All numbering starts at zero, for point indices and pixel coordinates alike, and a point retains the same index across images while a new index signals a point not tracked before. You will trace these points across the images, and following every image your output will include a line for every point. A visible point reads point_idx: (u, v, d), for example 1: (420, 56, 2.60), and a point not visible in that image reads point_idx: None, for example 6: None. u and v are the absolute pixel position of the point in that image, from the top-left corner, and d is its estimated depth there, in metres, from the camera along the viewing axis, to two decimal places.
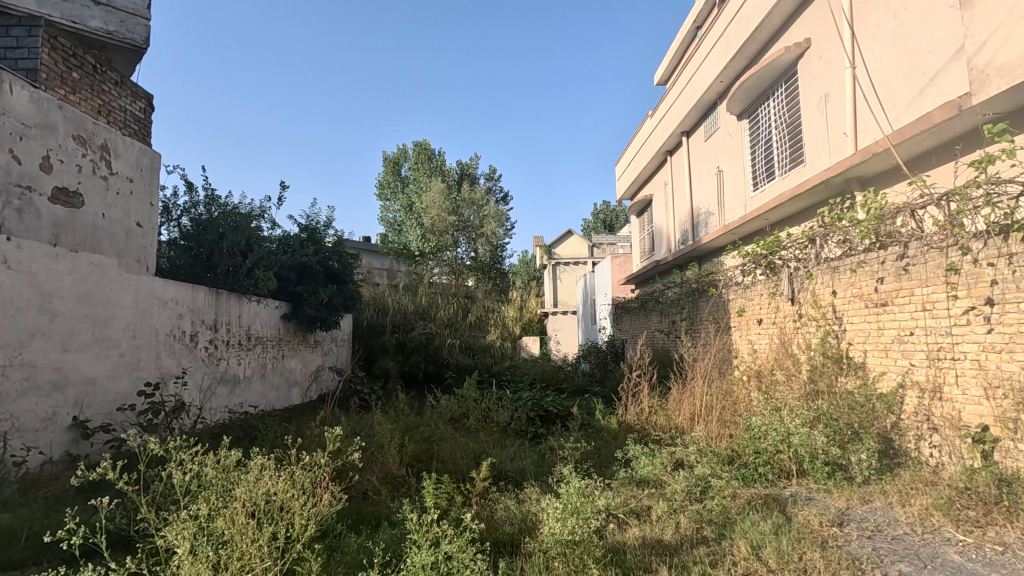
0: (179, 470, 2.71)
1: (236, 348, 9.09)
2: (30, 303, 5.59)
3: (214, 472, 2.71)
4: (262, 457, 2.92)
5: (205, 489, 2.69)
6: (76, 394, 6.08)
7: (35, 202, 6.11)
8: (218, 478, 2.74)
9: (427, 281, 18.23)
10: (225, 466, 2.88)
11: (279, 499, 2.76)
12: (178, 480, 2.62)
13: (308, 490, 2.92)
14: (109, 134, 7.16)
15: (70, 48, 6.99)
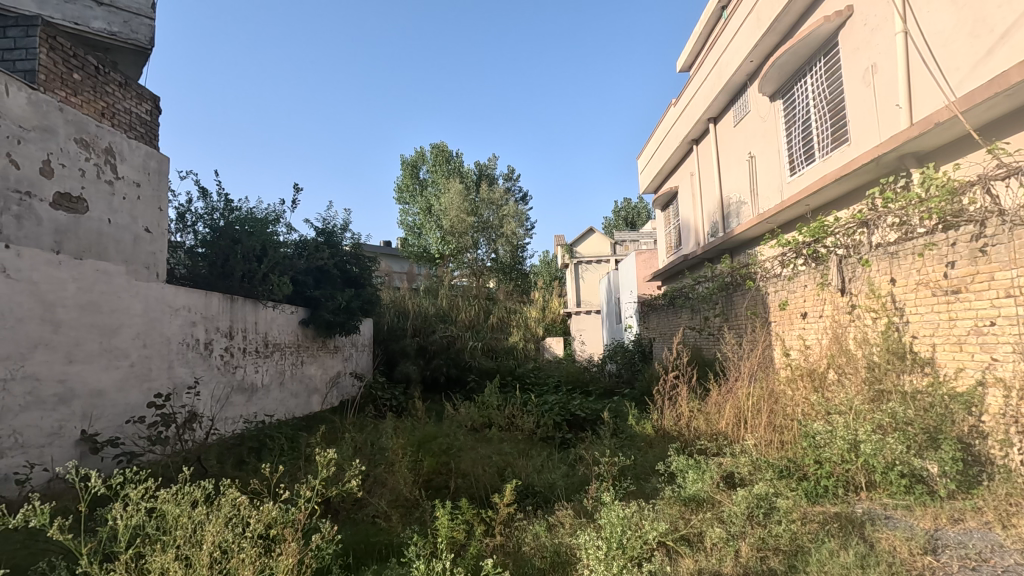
0: (126, 512, 2.40)
1: (252, 355, 8.80)
2: (33, 312, 5.32)
3: (175, 510, 2.39)
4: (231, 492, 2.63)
5: (164, 530, 2.41)
6: (84, 407, 5.80)
7: (36, 208, 5.75)
8: (180, 514, 2.42)
9: (448, 282, 17.89)
10: (192, 501, 2.54)
11: (250, 545, 2.38)
12: (125, 524, 2.33)
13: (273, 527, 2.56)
14: (113, 137, 6.80)
15: (70, 48, 6.79)
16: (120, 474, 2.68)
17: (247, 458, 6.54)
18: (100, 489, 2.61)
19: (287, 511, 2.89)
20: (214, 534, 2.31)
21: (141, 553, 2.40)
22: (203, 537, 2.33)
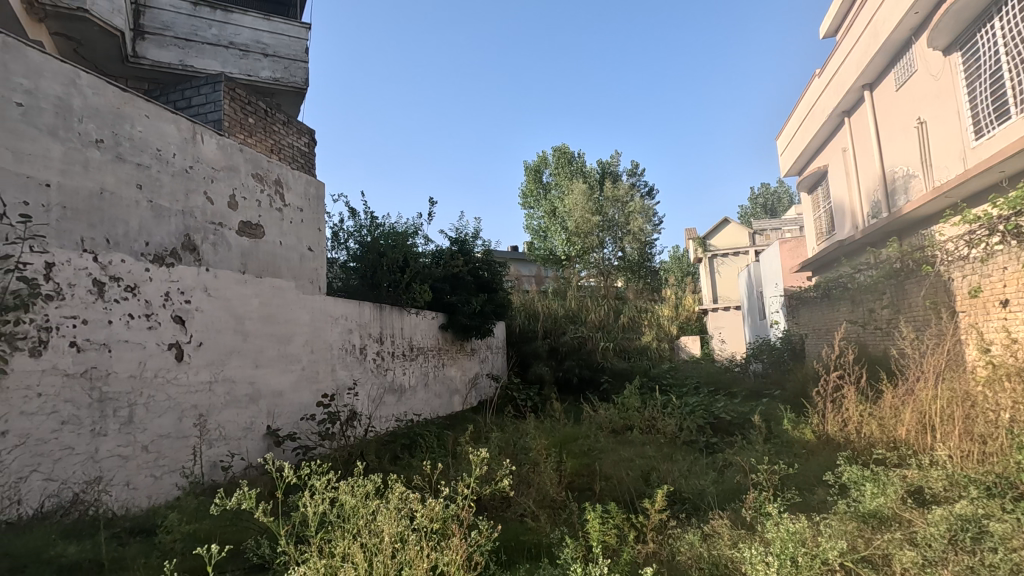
0: (315, 499, 2.71)
1: (400, 359, 9.52)
2: (227, 325, 6.26)
3: (353, 500, 2.66)
4: (400, 485, 2.86)
5: (345, 518, 2.68)
6: (268, 405, 6.69)
7: (227, 236, 6.69)
8: (357, 505, 2.67)
9: (576, 283, 17.84)
10: (365, 493, 2.81)
11: (419, 537, 2.55)
12: (314, 511, 2.64)
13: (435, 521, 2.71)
14: (281, 169, 7.77)
15: (245, 97, 7.94)
16: (305, 466, 3.02)
17: (400, 453, 7.07)
18: (290, 480, 2.96)
19: (448, 506, 3.05)
20: (388, 523, 2.52)
21: (327, 538, 2.69)
22: (377, 526, 2.55)
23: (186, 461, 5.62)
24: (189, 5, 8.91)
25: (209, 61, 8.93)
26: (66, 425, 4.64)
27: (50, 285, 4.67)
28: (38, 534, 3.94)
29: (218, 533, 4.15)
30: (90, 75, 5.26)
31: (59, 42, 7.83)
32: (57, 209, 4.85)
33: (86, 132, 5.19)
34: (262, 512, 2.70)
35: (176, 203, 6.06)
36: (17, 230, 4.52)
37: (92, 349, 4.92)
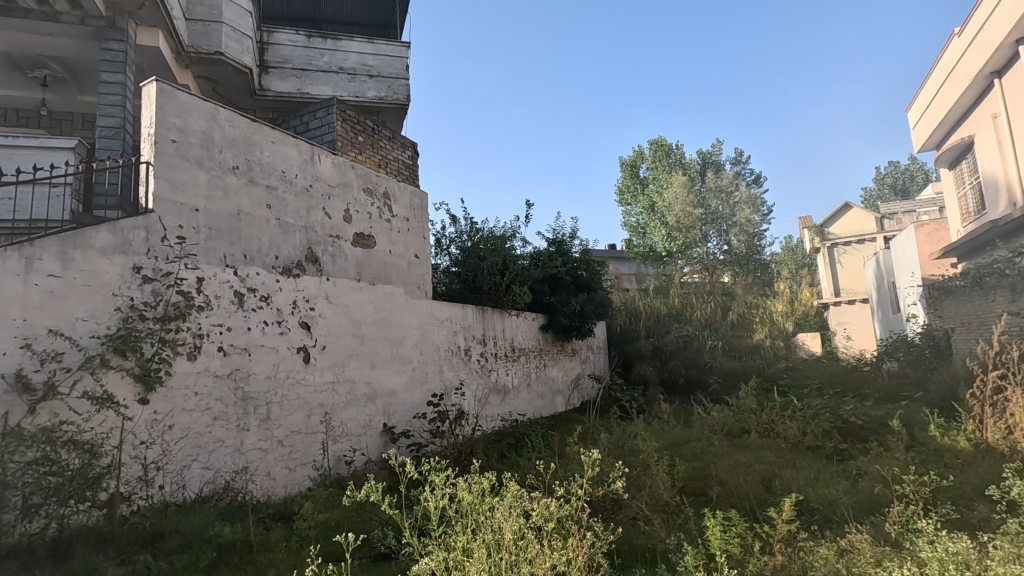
0: (435, 494, 2.85)
1: (503, 360, 9.71)
2: (346, 329, 6.76)
3: (469, 496, 2.76)
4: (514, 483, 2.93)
5: (464, 513, 2.79)
6: (384, 404, 7.12)
7: (343, 247, 7.21)
8: (474, 501, 2.77)
9: (678, 280, 17.15)
10: (481, 489, 2.91)
11: (533, 536, 2.58)
12: (434, 505, 2.76)
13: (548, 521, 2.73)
14: (388, 182, 8.24)
15: (355, 117, 8.55)
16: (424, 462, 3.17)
17: (507, 453, 7.21)
18: (412, 474, 3.13)
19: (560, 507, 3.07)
20: (504, 520, 2.58)
21: (445, 531, 2.81)
22: (494, 522, 2.62)
23: (316, 454, 6.14)
24: (304, 37, 9.82)
25: (322, 87, 9.74)
26: (217, 420, 5.26)
27: (201, 297, 5.33)
28: (200, 516, 4.50)
29: (347, 523, 4.57)
30: (227, 109, 5.93)
31: (203, 83, 9.10)
32: (205, 230, 5.52)
33: (225, 161, 5.87)
34: (388, 504, 2.88)
35: (300, 220, 6.64)
36: (176, 251, 5.21)
37: (236, 353, 5.53)
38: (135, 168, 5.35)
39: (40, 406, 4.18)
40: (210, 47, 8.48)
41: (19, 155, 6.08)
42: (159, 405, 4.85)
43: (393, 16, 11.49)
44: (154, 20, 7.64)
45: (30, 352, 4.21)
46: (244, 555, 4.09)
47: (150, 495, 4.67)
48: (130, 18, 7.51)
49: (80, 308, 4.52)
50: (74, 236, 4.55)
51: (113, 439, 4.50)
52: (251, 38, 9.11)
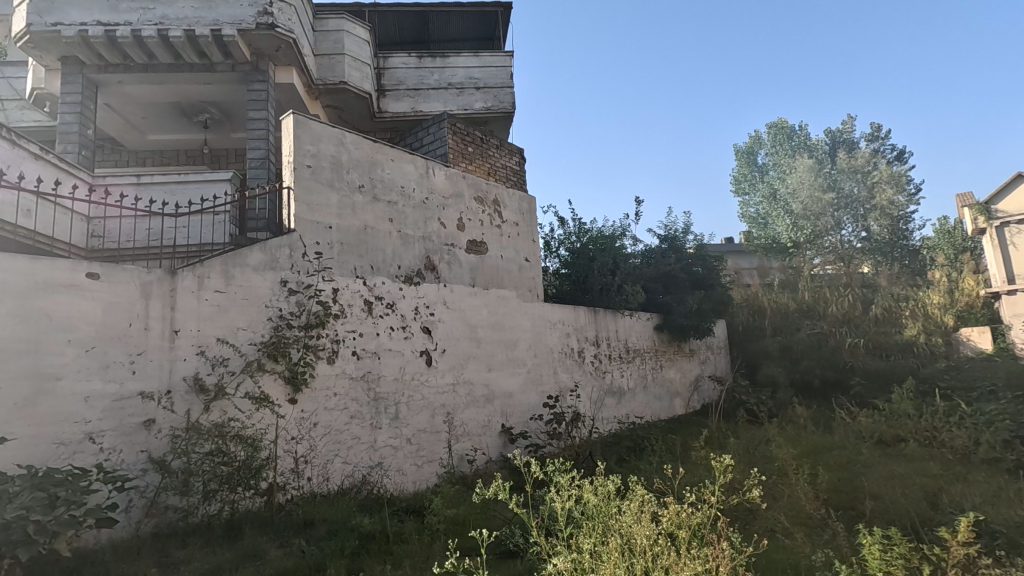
0: (561, 495, 2.88)
1: (617, 361, 9.50)
2: (464, 333, 7.04)
3: (597, 499, 2.76)
4: (640, 487, 2.87)
5: (592, 516, 2.79)
6: (502, 405, 7.30)
7: (458, 255, 7.51)
8: (600, 504, 2.77)
9: (809, 273, 15.70)
10: (608, 493, 2.89)
11: (665, 542, 2.50)
12: (562, 507, 2.78)
13: (679, 528, 2.63)
14: (497, 190, 8.46)
15: (465, 129, 8.95)
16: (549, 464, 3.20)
17: (626, 456, 7.06)
18: (537, 475, 3.17)
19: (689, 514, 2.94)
20: (634, 525, 2.52)
21: (573, 533, 2.82)
22: (623, 527, 2.57)
23: (442, 453, 6.46)
24: (416, 59, 10.45)
25: (433, 103, 10.26)
26: (353, 419, 5.73)
27: (337, 306, 5.84)
28: (343, 507, 4.94)
29: (471, 519, 4.77)
30: (352, 133, 6.46)
31: (330, 111, 10.01)
32: (337, 245, 6.05)
33: (352, 181, 6.40)
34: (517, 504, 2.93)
35: (418, 230, 7.04)
36: (314, 265, 5.78)
37: (367, 356, 5.99)
38: (278, 195, 6.03)
39: (212, 404, 4.82)
40: (336, 78, 9.32)
41: (189, 188, 7.09)
42: (305, 404, 5.39)
43: (496, 27, 11.80)
44: (289, 59, 8.56)
45: (204, 357, 4.88)
46: (382, 544, 4.41)
47: (301, 485, 5.20)
48: (270, 61, 8.50)
49: (240, 319, 5.16)
50: (234, 256, 5.20)
51: (270, 435, 5.07)
52: (369, 65, 9.87)
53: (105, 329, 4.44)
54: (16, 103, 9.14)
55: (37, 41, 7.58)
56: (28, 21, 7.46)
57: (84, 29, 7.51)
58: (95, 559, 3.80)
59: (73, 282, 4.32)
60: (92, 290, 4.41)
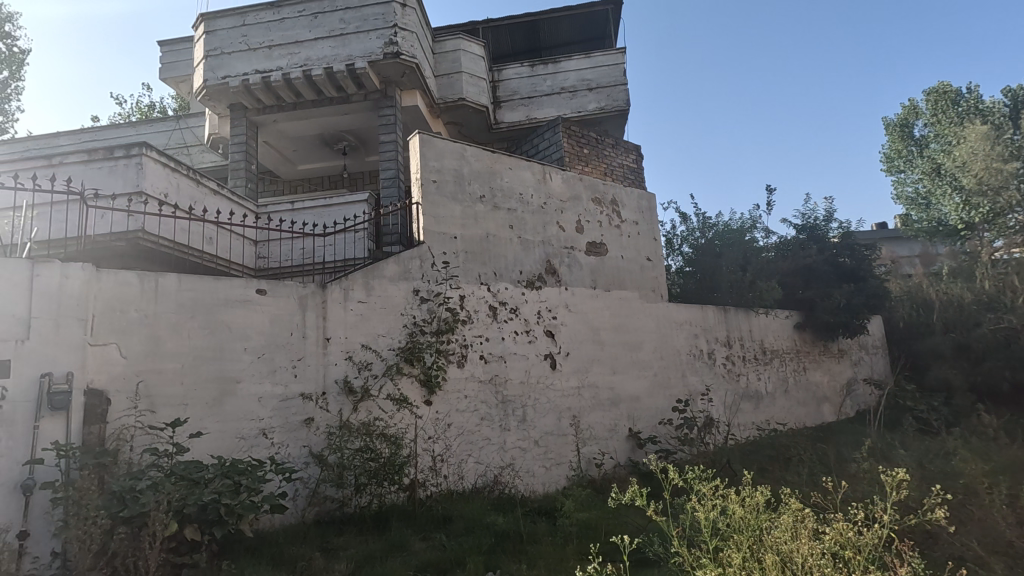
0: (703, 504, 2.76)
1: (753, 363, 8.73)
2: (587, 336, 6.98)
3: (745, 512, 2.61)
4: (795, 500, 2.65)
5: (740, 530, 2.64)
6: (628, 409, 7.09)
7: (577, 258, 7.35)
8: (747, 517, 2.63)
9: (989, 257, 13.33)
10: (756, 505, 2.72)
11: (829, 561, 2.27)
12: (704, 516, 2.66)
13: (846, 549, 2.35)
14: (615, 189, 8.08)
15: (579, 132, 9.57)
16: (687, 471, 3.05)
17: (769, 466, 6.51)
18: (675, 482, 3.05)
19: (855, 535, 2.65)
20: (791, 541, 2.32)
21: (718, 546, 2.69)
22: (777, 543, 2.38)
23: (570, 455, 6.46)
24: (529, 67, 10.67)
25: (547, 109, 10.38)
26: (483, 420, 5.94)
27: (464, 312, 6.11)
28: (479, 505, 5.14)
29: (604, 524, 4.78)
30: (472, 146, 6.73)
31: (451, 128, 10.53)
32: (462, 254, 6.33)
33: (473, 192, 6.67)
34: (655, 511, 2.83)
35: (538, 235, 7.08)
36: (443, 274, 6.11)
37: (494, 360, 6.18)
38: (409, 210, 6.47)
39: (360, 405, 5.28)
40: (455, 95, 9.81)
41: (333, 210, 7.86)
42: (439, 406, 5.70)
43: (607, 26, 11.65)
44: (413, 83, 9.16)
45: (351, 362, 5.37)
46: (517, 543, 4.51)
47: (439, 482, 5.49)
48: (397, 86, 9.19)
49: (380, 327, 5.60)
50: (373, 269, 5.67)
51: (410, 434, 5.43)
52: (485, 80, 10.25)
53: (272, 338, 5.06)
54: (198, 148, 10.77)
55: (212, 93, 8.91)
56: (205, 77, 8.82)
57: (246, 79, 8.69)
58: (271, 540, 4.33)
59: (246, 298, 4.99)
60: (261, 304, 5.05)
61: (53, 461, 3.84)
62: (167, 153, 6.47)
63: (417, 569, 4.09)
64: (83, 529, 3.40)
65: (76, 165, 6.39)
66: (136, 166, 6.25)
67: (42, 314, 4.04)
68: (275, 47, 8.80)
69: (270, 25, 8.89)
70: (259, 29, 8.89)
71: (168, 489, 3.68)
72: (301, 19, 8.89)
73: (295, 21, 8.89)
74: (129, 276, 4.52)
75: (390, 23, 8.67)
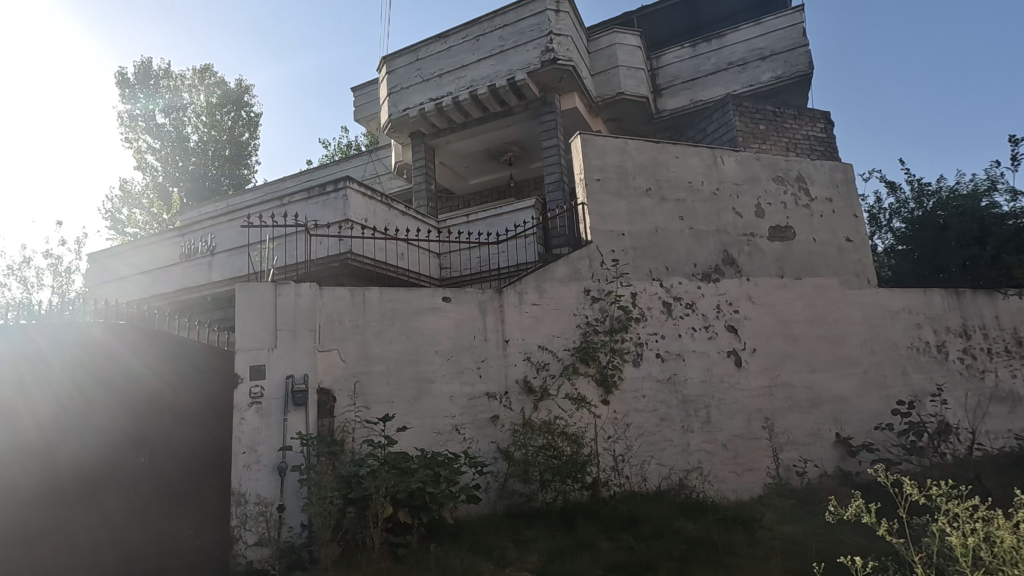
0: (955, 528, 2.31)
1: (1004, 356, 6.89)
2: (776, 330, 6.32)
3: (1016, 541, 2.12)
4: None
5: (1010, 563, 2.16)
6: (834, 411, 6.20)
7: (760, 245, 6.65)
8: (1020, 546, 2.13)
9: None
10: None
11: None
12: (958, 542, 2.21)
13: None
14: (801, 163, 7.13)
15: (753, 107, 8.95)
16: (931, 488, 2.52)
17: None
18: (915, 498, 2.55)
19: None
20: None
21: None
22: None
23: (765, 461, 5.88)
24: (691, 49, 10.12)
25: (714, 88, 9.65)
26: (664, 421, 5.72)
27: (637, 309, 5.97)
28: (666, 509, 4.96)
29: (816, 540, 4.41)
30: (634, 140, 6.56)
31: (611, 124, 10.40)
32: (631, 250, 6.18)
33: (639, 185, 6.48)
34: (889, 531, 2.40)
35: (711, 224, 6.61)
36: (613, 272, 6.03)
37: (672, 358, 5.92)
38: (574, 211, 6.53)
39: (540, 404, 5.46)
40: (613, 90, 9.68)
41: (503, 219, 8.28)
42: (617, 405, 5.63)
43: None
44: (570, 86, 9.26)
45: (530, 362, 5.58)
46: (711, 553, 4.25)
47: (622, 483, 5.42)
48: (555, 92, 9.36)
49: (554, 327, 5.73)
50: (544, 272, 5.83)
51: (590, 433, 5.45)
52: (644, 70, 9.94)
53: (458, 341, 5.48)
54: (387, 176, 12.18)
55: (396, 126, 10.03)
56: (390, 112, 9.97)
57: (422, 108, 9.62)
58: (469, 528, 4.67)
59: (435, 305, 5.48)
60: (447, 311, 5.51)
61: (299, 447, 4.64)
62: (365, 184, 7.45)
63: (606, 569, 4.08)
64: (324, 506, 4.07)
65: (300, 203, 7.70)
66: (342, 197, 7.31)
67: (284, 326, 4.94)
68: (444, 75, 9.60)
69: (439, 56, 9.72)
70: (430, 61, 9.78)
71: (383, 476, 4.19)
72: (465, 45, 9.57)
73: (460, 47, 9.61)
74: (343, 291, 5.26)
75: (545, 31, 8.88)
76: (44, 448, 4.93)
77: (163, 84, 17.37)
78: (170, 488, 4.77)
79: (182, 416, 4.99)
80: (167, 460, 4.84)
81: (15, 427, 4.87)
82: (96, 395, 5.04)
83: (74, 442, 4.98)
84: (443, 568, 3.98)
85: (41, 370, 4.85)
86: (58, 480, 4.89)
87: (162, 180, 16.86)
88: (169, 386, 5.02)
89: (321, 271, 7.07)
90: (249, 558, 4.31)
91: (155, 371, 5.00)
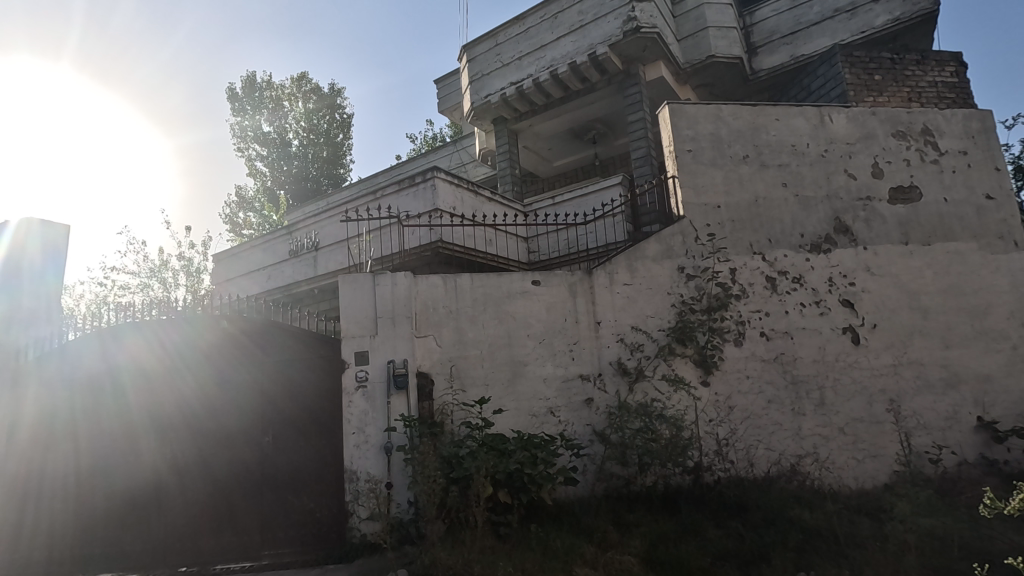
0: None
1: None
2: (902, 303, 5.67)
3: None
4: None
5: None
6: (975, 392, 5.47)
7: (879, 209, 5.98)
8: None
9: None
10: None
11: None
12: None
13: None
14: (927, 114, 6.29)
15: (866, 57, 8.05)
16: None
17: None
18: None
19: None
20: None
21: None
22: None
23: (892, 447, 5.33)
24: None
25: (819, 40, 8.76)
26: (772, 404, 5.36)
27: (737, 286, 5.60)
28: (778, 495, 4.69)
29: (959, 535, 3.98)
30: (729, 105, 6.11)
31: (701, 90, 9.81)
32: (729, 223, 5.80)
33: (735, 153, 6.05)
34: None
35: (821, 190, 6.02)
36: (709, 248, 5.70)
37: (778, 337, 5.51)
38: (665, 186, 6.22)
39: (635, 386, 5.30)
40: (702, 54, 9.09)
41: (590, 198, 8.10)
42: (718, 387, 5.35)
43: None
44: (656, 55, 8.81)
45: (623, 344, 5.43)
46: (833, 545, 3.98)
47: (727, 468, 5.15)
48: (640, 62, 8.96)
49: (648, 308, 5.52)
50: (635, 251, 5.63)
51: (690, 416, 5.23)
52: (736, 28, 9.23)
53: (550, 324, 5.45)
54: (473, 163, 12.36)
55: (478, 113, 10.11)
56: (472, 100, 10.05)
57: (503, 93, 9.61)
58: (569, 509, 4.66)
59: (524, 290, 5.48)
60: (538, 294, 5.49)
61: (402, 429, 4.84)
62: (451, 173, 7.59)
63: (716, 558, 3.93)
64: (428, 485, 4.20)
65: (392, 196, 8.01)
66: (431, 187, 7.50)
67: (383, 314, 5.16)
68: (524, 57, 9.51)
69: (518, 38, 9.64)
70: (509, 44, 9.73)
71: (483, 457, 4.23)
72: (543, 24, 9.40)
73: (538, 27, 9.45)
74: (436, 279, 5.39)
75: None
76: (172, 444, 5.46)
77: (266, 95, 18.76)
78: (286, 475, 5.09)
79: (287, 415, 5.26)
80: (279, 451, 5.17)
81: (162, 423, 5.56)
82: (217, 392, 5.50)
83: (193, 442, 5.41)
84: (546, 549, 4.03)
85: (180, 371, 5.65)
86: (181, 477, 5.33)
87: (271, 184, 18.27)
88: (279, 386, 5.36)
89: (414, 260, 7.32)
90: (363, 532, 4.63)
91: (264, 372, 5.43)
